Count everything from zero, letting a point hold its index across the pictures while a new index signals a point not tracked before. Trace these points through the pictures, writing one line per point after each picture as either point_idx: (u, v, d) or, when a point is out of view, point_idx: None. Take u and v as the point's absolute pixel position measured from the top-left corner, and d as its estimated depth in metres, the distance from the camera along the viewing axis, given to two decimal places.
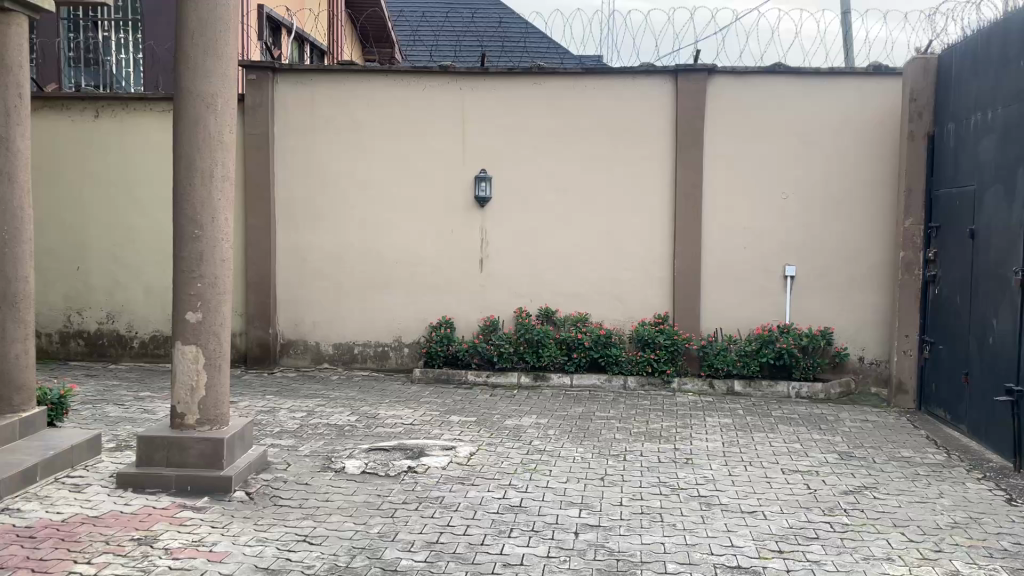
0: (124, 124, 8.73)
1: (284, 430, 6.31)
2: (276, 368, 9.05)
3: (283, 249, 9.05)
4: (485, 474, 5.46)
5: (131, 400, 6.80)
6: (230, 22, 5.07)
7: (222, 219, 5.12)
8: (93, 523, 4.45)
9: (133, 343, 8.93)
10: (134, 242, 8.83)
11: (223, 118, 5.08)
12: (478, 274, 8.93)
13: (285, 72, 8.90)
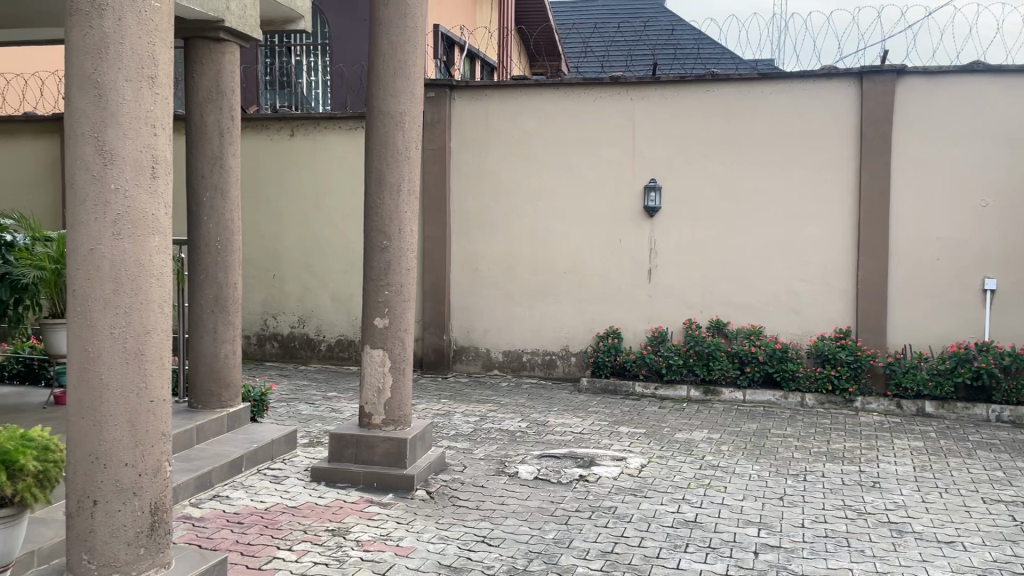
0: (316, 142, 9.37)
1: (459, 433, 6.54)
2: (449, 373, 9.38)
3: (456, 259, 9.38)
4: (658, 487, 5.40)
5: (319, 400, 7.28)
6: (418, 43, 5.34)
7: (409, 230, 5.39)
8: (292, 513, 4.80)
9: (321, 346, 9.55)
10: (324, 251, 9.44)
11: (411, 135, 5.36)
12: (647, 285, 8.88)
13: (460, 89, 9.25)
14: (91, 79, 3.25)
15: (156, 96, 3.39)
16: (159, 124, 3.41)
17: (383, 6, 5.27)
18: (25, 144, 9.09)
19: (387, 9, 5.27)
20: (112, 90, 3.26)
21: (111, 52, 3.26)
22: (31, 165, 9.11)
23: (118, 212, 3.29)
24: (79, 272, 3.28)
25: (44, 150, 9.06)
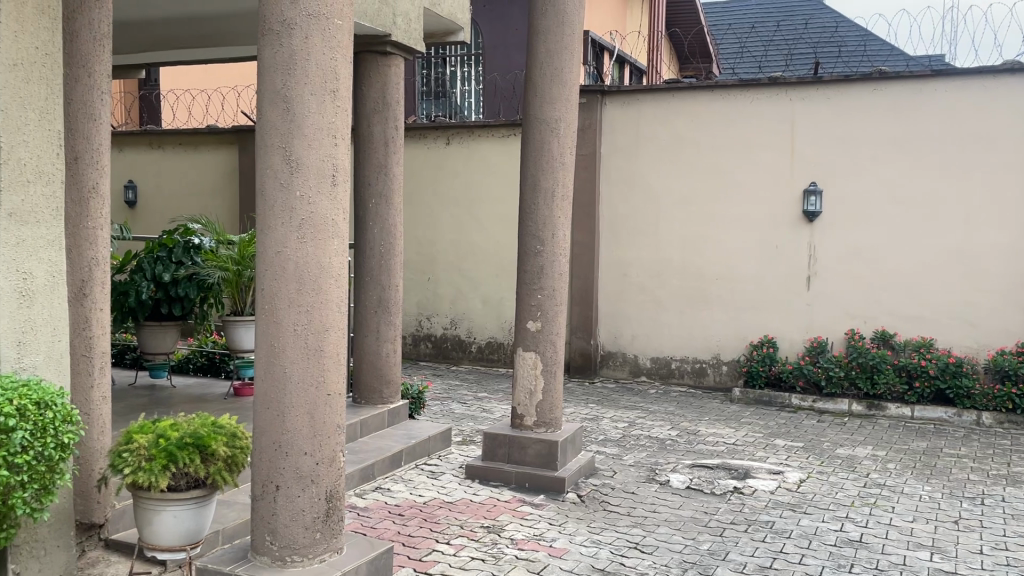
0: (470, 149, 9.63)
1: (608, 438, 6.54)
2: (596, 378, 9.40)
3: (604, 264, 9.39)
4: (819, 504, 5.19)
5: (471, 399, 7.48)
6: (576, 50, 5.38)
7: (563, 235, 5.43)
8: (449, 508, 4.96)
9: (471, 347, 9.80)
10: (476, 255, 9.69)
11: (565, 140, 5.40)
12: (804, 293, 8.55)
13: (611, 94, 9.25)
14: (280, 93, 3.50)
15: (337, 108, 3.59)
16: (340, 134, 3.61)
17: (542, 15, 5.35)
18: (209, 156, 9.86)
19: (546, 17, 5.34)
20: (299, 102, 3.49)
21: (298, 67, 3.49)
22: (214, 174, 9.87)
23: (303, 217, 3.52)
24: (268, 273, 3.54)
25: (226, 161, 9.80)
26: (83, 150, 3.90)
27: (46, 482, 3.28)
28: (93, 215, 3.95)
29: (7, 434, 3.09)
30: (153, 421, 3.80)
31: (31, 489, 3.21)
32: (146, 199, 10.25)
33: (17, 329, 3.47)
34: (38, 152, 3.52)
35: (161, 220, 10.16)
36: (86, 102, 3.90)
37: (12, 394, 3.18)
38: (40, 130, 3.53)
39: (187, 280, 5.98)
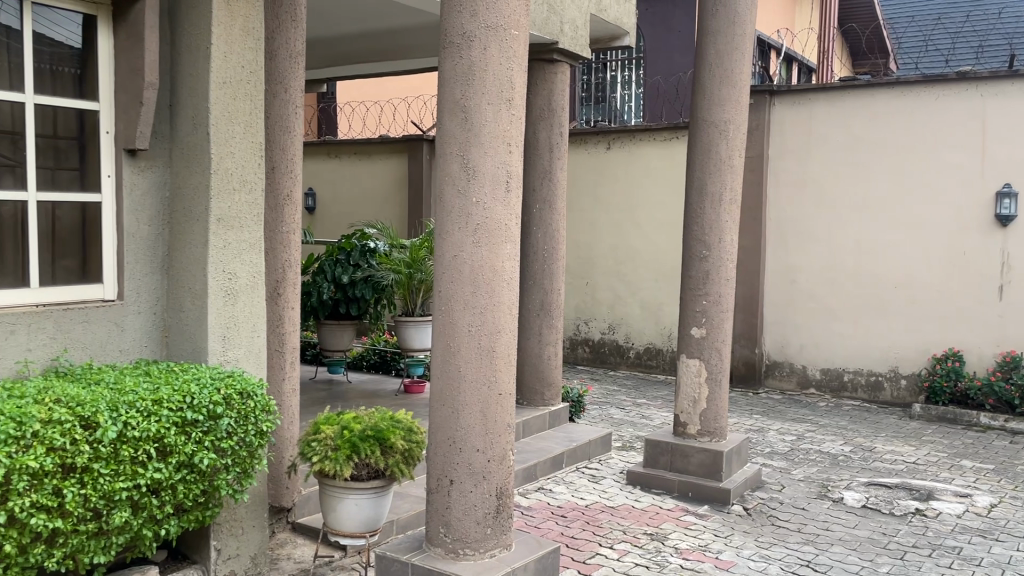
0: (629, 154, 9.60)
1: (775, 451, 6.32)
2: (761, 389, 9.11)
3: (770, 270, 9.09)
4: (1013, 532, 4.78)
5: (630, 405, 7.44)
6: (746, 50, 5.25)
7: (730, 241, 5.30)
8: (611, 512, 4.96)
9: (629, 353, 9.75)
10: (635, 260, 9.64)
11: (734, 143, 5.28)
12: (995, 303, 7.91)
13: (780, 94, 8.93)
14: (459, 103, 3.63)
15: (512, 116, 3.68)
16: (513, 142, 3.70)
17: (712, 16, 5.26)
18: (380, 164, 10.37)
19: (716, 19, 5.24)
20: (476, 112, 3.61)
21: (477, 78, 3.61)
22: (385, 182, 10.37)
23: (478, 222, 3.64)
24: (445, 276, 3.68)
25: (396, 169, 10.27)
26: (280, 161, 4.23)
27: (245, 466, 3.58)
28: (287, 220, 4.27)
29: (215, 420, 3.39)
30: (337, 414, 4.07)
31: (233, 471, 3.51)
32: (324, 206, 10.94)
33: (221, 324, 3.80)
34: (242, 162, 3.84)
35: (339, 226, 10.81)
36: (283, 116, 4.23)
37: (220, 384, 3.48)
38: (244, 142, 3.84)
39: (364, 282, 6.33)
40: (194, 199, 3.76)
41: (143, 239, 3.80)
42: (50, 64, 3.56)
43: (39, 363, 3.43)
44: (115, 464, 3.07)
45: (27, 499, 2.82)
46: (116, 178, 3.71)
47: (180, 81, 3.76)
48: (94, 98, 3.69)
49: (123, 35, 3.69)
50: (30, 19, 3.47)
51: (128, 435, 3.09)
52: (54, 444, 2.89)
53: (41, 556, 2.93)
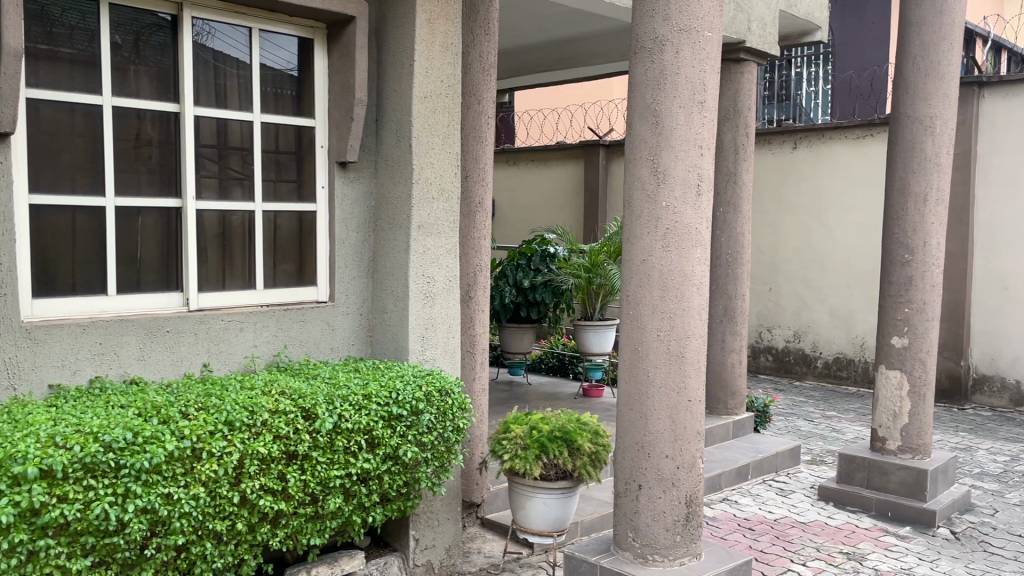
0: (816, 153, 9.19)
1: (987, 472, 5.83)
2: (966, 405, 8.45)
3: (977, 276, 8.40)
4: None
5: (819, 417, 7.13)
6: (956, 40, 4.90)
7: (936, 244, 4.95)
8: (802, 528, 4.78)
9: (817, 363, 9.35)
10: (822, 265, 9.21)
11: (941, 139, 4.93)
12: None
13: (989, 85, 8.25)
14: (650, 108, 3.60)
15: (705, 118, 3.62)
16: (706, 144, 3.63)
17: (916, 5, 4.94)
18: (557, 169, 10.52)
19: (920, 8, 4.92)
20: (668, 115, 3.57)
21: (668, 81, 3.56)
22: (562, 187, 10.51)
23: (668, 227, 3.58)
24: (634, 280, 3.66)
25: (572, 174, 10.38)
26: (473, 170, 4.42)
27: (443, 460, 3.76)
28: (479, 227, 4.45)
29: (417, 415, 3.59)
30: (526, 414, 4.18)
31: (432, 465, 3.70)
32: (505, 212, 11.26)
33: (420, 325, 4.02)
34: (440, 172, 4.04)
35: (517, 232, 11.09)
36: (477, 126, 4.40)
37: (422, 381, 3.69)
38: (442, 153, 4.04)
39: (544, 286, 6.40)
40: (397, 208, 3.99)
41: (352, 245, 4.11)
42: (273, 86, 3.91)
43: (264, 357, 3.80)
44: (330, 453, 3.32)
45: (257, 481, 3.11)
46: (328, 189, 4.03)
47: (385, 97, 4.02)
48: (311, 115, 4.03)
49: (337, 55, 4.00)
50: (257, 46, 3.83)
51: (342, 427, 3.33)
52: (279, 432, 3.17)
53: (267, 535, 3.21)
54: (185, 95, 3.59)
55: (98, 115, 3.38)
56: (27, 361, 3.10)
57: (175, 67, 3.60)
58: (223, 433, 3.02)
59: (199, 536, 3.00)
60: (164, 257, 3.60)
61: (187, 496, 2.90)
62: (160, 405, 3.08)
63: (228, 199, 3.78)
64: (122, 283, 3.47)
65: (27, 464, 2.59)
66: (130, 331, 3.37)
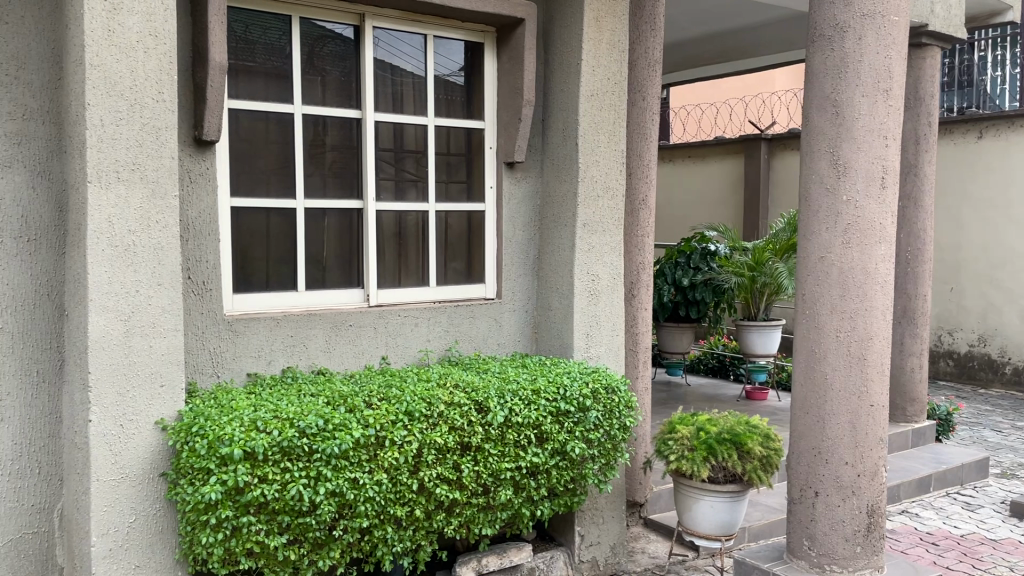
0: (1006, 142, 8.47)
1: None
2: None
3: None
4: None
5: (1009, 427, 6.58)
6: None
7: None
8: (993, 546, 4.43)
9: (1005, 369, 8.66)
10: (1011, 263, 8.50)
11: None
12: None
13: None
14: (830, 98, 3.44)
15: (890, 107, 3.42)
16: (891, 135, 3.43)
17: None
18: (715, 166, 10.29)
19: None
20: (850, 105, 3.40)
21: (850, 70, 3.40)
22: (720, 183, 10.26)
23: (849, 222, 3.41)
24: (811, 278, 3.51)
25: (731, 170, 10.12)
26: (637, 166, 4.39)
27: (609, 458, 3.76)
28: (643, 224, 4.41)
29: (584, 412, 3.60)
30: (691, 415, 4.11)
31: (599, 462, 3.71)
32: (662, 210, 11.18)
33: (586, 323, 4.04)
34: (606, 170, 4.03)
35: (673, 230, 10.95)
36: (642, 123, 4.37)
37: (589, 378, 3.70)
38: (608, 151, 4.03)
39: (705, 285, 6.25)
40: (563, 206, 4.03)
41: (518, 243, 4.18)
42: (445, 92, 4.05)
43: (436, 352, 3.96)
44: (502, 446, 3.40)
45: (434, 470, 3.23)
46: (497, 189, 4.13)
47: (552, 96, 4.07)
48: (480, 117, 4.14)
49: (506, 58, 4.09)
50: (431, 53, 3.98)
51: (512, 420, 3.40)
52: (454, 423, 3.27)
53: (443, 523, 3.33)
54: (366, 101, 3.78)
55: (290, 123, 3.62)
56: (228, 351, 3.37)
57: (357, 76, 3.80)
58: (404, 422, 3.16)
59: (381, 520, 3.15)
60: (346, 256, 3.82)
61: (371, 481, 3.06)
62: (346, 395, 3.27)
63: (404, 200, 3.96)
64: (310, 280, 3.71)
65: (233, 446, 2.81)
66: (316, 325, 3.60)
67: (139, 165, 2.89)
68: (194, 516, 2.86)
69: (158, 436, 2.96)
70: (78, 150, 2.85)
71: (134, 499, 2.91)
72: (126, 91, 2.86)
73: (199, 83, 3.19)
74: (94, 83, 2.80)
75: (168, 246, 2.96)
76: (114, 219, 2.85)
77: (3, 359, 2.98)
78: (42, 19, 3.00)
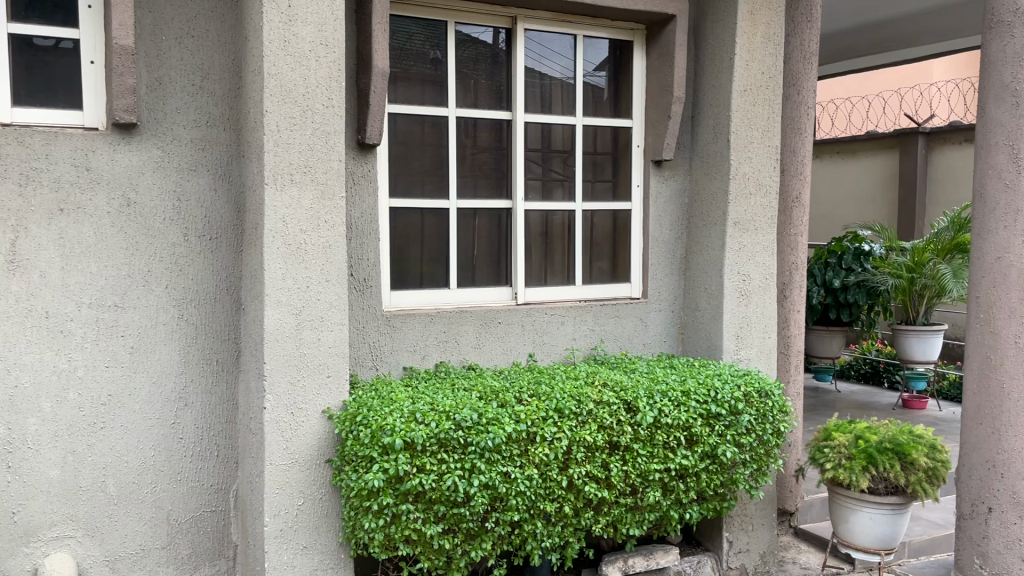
0: None
1: None
2: None
3: None
4: None
5: None
6: None
7: None
8: None
9: None
10: None
11: None
12: None
13: None
14: (1009, 87, 3.20)
15: None
16: None
17: None
18: (870, 162, 9.82)
19: None
20: None
21: None
22: (875, 179, 9.77)
23: None
24: (985, 279, 3.29)
25: (885, 165, 9.60)
26: (790, 163, 4.24)
27: (761, 463, 3.66)
28: (796, 223, 4.26)
29: (736, 416, 3.52)
30: (849, 423, 3.95)
31: (750, 467, 3.62)
32: (816, 209, 10.79)
33: (736, 324, 3.94)
34: (759, 167, 3.92)
35: (827, 232, 10.55)
36: (796, 118, 4.22)
37: (741, 381, 3.61)
38: (762, 147, 3.92)
39: (857, 286, 5.95)
40: (713, 203, 3.95)
41: (665, 243, 4.13)
42: (593, 91, 4.06)
43: (582, 350, 3.98)
44: (650, 447, 3.37)
45: (584, 468, 3.24)
46: (644, 187, 4.10)
47: (702, 92, 4.00)
48: (628, 115, 4.13)
49: (655, 55, 4.05)
50: (581, 54, 4.00)
51: (661, 422, 3.36)
52: (604, 422, 3.27)
53: (591, 521, 3.34)
54: (516, 102, 3.84)
55: (444, 125, 3.73)
56: (386, 344, 3.52)
57: (508, 77, 3.87)
58: (554, 419, 3.19)
59: (531, 514, 3.20)
60: (495, 255, 3.90)
61: (523, 476, 3.10)
62: (498, 390, 3.33)
63: (551, 199, 4.00)
64: (461, 278, 3.81)
65: (394, 436, 2.92)
66: (468, 322, 3.69)
67: (310, 167, 3.06)
68: (357, 502, 3.00)
69: (325, 425, 3.13)
70: (255, 155, 3.05)
71: (303, 483, 3.09)
72: (299, 98, 3.03)
73: (363, 89, 3.34)
74: (271, 91, 2.98)
75: (335, 244, 3.12)
76: (288, 219, 3.03)
77: (188, 348, 3.23)
78: (223, 33, 3.23)
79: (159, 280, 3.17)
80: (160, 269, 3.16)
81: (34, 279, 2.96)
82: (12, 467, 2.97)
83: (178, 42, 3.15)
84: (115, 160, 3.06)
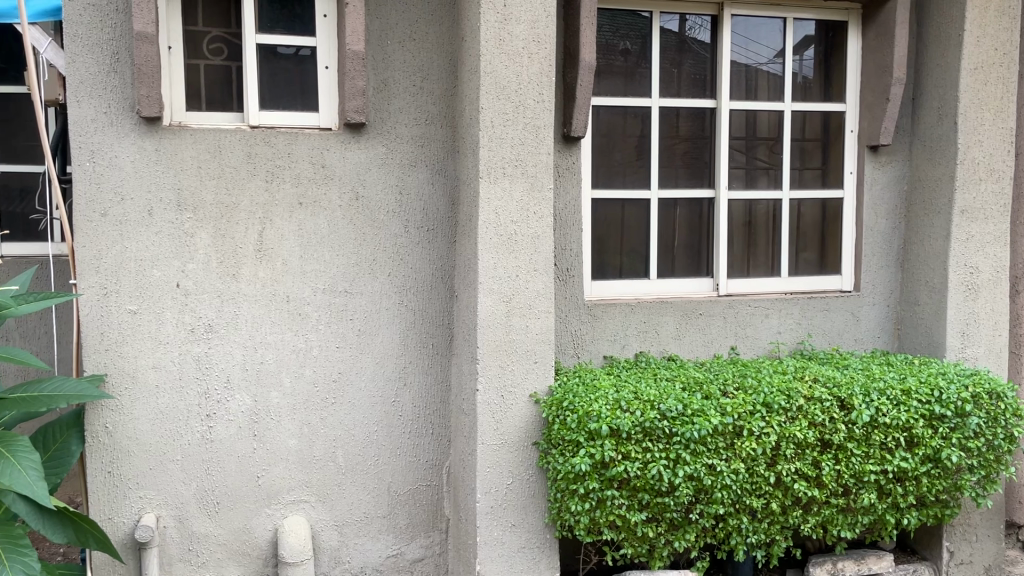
0: None
1: None
2: None
3: None
4: None
5: None
6: None
7: None
8: None
9: None
10: None
11: None
12: None
13: None
14: None
15: None
16: None
17: None
18: None
19: None
20: None
21: None
22: None
23: None
24: None
25: None
26: None
27: (990, 470, 3.40)
28: None
29: (962, 418, 3.29)
30: None
31: (978, 474, 3.37)
32: None
33: (961, 320, 3.66)
34: (991, 151, 3.61)
35: None
36: None
37: (968, 381, 3.36)
38: (994, 129, 3.61)
39: None
40: (937, 191, 3.70)
41: (880, 232, 3.92)
42: (802, 77, 3.92)
43: (788, 344, 3.86)
44: (866, 447, 3.21)
45: (793, 465, 3.14)
46: (857, 174, 3.92)
47: (925, 72, 3.75)
48: (841, 100, 3.95)
49: (872, 35, 3.84)
50: (790, 37, 3.88)
51: (879, 421, 3.20)
52: (815, 419, 3.16)
53: (799, 519, 3.25)
54: (721, 90, 3.78)
55: (647, 116, 3.74)
56: (588, 332, 3.59)
57: (712, 65, 3.81)
58: (762, 414, 3.12)
59: (736, 509, 3.15)
60: (697, 245, 3.87)
61: (728, 469, 3.06)
62: (702, 381, 3.31)
63: (756, 188, 3.90)
64: (662, 267, 3.82)
65: (600, 422, 2.97)
66: (668, 312, 3.68)
67: (522, 161, 3.17)
68: (564, 484, 3.08)
69: (533, 409, 3.24)
70: (471, 150, 3.21)
71: (512, 463, 3.22)
72: (513, 94, 3.14)
73: (570, 83, 3.41)
74: (487, 88, 3.12)
75: (543, 235, 3.22)
76: (499, 211, 3.16)
77: (407, 332, 3.45)
78: (441, 35, 3.41)
79: (383, 267, 3.40)
80: (384, 258, 3.40)
81: (277, 266, 3.29)
82: (258, 435, 3.32)
83: (401, 45, 3.36)
84: (345, 157, 3.32)
